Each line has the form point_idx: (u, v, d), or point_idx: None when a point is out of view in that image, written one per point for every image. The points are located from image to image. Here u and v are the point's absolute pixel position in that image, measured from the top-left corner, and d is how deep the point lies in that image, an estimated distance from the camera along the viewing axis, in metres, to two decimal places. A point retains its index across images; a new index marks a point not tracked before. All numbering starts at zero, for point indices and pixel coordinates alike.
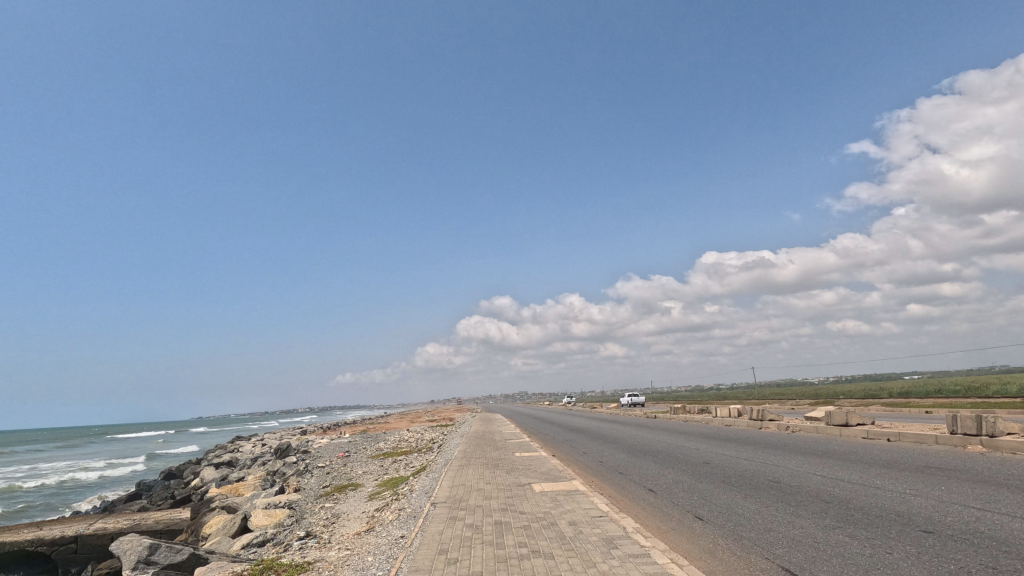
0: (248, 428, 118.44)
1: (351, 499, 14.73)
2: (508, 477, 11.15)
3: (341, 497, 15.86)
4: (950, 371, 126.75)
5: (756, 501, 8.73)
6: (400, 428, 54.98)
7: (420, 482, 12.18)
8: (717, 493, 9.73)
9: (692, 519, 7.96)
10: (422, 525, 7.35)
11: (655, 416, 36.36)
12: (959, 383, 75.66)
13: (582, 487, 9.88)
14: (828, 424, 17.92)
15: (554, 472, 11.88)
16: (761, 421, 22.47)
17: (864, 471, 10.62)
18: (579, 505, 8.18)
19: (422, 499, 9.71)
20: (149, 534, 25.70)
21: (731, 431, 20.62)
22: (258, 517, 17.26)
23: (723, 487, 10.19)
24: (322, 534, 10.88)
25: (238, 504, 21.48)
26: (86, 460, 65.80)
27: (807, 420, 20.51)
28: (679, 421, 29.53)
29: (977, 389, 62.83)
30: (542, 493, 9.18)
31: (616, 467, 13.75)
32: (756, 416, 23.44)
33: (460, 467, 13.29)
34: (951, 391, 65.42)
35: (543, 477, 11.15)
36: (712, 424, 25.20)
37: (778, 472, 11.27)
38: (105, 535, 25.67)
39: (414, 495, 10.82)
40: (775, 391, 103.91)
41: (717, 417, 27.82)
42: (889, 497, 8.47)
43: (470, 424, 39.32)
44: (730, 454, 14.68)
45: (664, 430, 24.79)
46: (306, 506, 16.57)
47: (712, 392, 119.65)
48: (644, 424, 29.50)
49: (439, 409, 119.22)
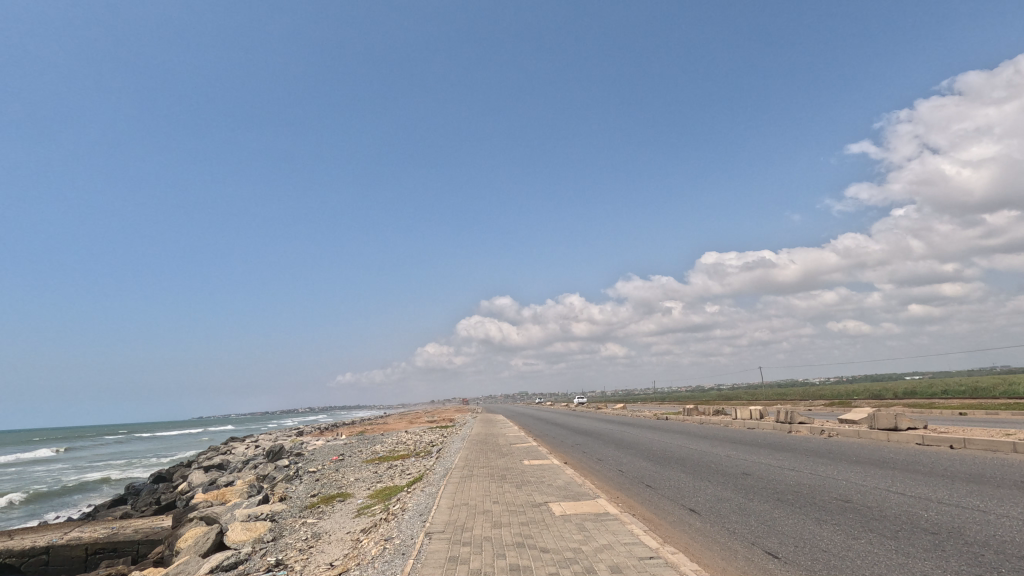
0: (245, 429, 117.10)
1: (336, 515, 12.94)
2: (520, 494, 9.23)
3: (326, 511, 14.01)
4: (956, 372, 124.71)
5: (837, 531, 6.88)
6: (398, 430, 52.92)
7: (415, 499, 10.28)
8: (780, 517, 7.91)
9: (766, 559, 6.11)
10: (411, 574, 5.42)
11: (667, 418, 34.37)
12: (966, 384, 73.69)
13: (612, 509, 8.04)
14: (871, 427, 16.05)
15: (573, 487, 10.02)
16: (790, 424, 20.57)
17: (949, 489, 8.76)
18: (618, 539, 6.32)
19: (414, 527, 7.78)
20: (128, 545, 24.01)
21: (759, 436, 18.73)
22: (236, 532, 15.47)
23: (786, 509, 8.35)
24: (295, 565, 9.10)
25: (217, 515, 19.64)
26: (79, 461, 64.34)
27: (843, 422, 18.62)
28: (694, 423, 27.68)
29: (983, 389, 61.12)
30: (564, 519, 7.35)
31: (640, 480, 11.93)
32: (783, 417, 21.66)
33: (461, 479, 11.46)
34: (961, 392, 63.89)
35: (562, 494, 9.27)
36: (733, 427, 23.37)
37: (841, 489, 9.44)
38: (78, 546, 23.98)
39: (406, 517, 8.93)
40: (779, 392, 102.63)
41: (738, 419, 25.90)
42: (1008, 524, 6.67)
43: (471, 426, 37.61)
44: (769, 463, 12.86)
45: (682, 433, 22.99)
46: (288, 520, 14.72)
47: (712, 393, 117.97)
48: (657, 427, 27.73)
49: (440, 408, 117.67)
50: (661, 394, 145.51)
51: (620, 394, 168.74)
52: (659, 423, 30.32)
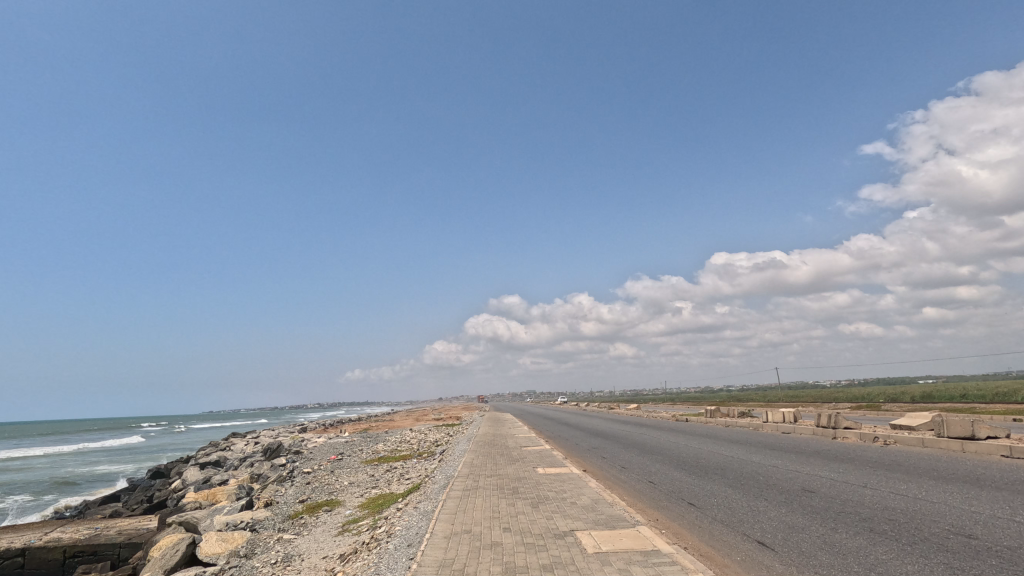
0: (250, 425, 115.47)
1: (317, 532, 11.08)
2: (538, 519, 7.27)
3: (308, 525, 12.13)
4: (975, 378, 120.91)
5: None
6: (402, 428, 50.93)
7: (403, 520, 8.32)
8: (891, 561, 5.82)
9: None
10: None
11: (687, 419, 32.10)
12: (984, 388, 70.66)
13: (662, 546, 6.03)
14: (939, 436, 13.88)
15: (603, 509, 8.02)
16: (835, 429, 18.36)
17: None
18: None
19: (396, 568, 5.80)
20: (108, 549, 22.25)
21: (803, 443, 16.59)
22: (209, 543, 13.63)
23: (893, 547, 6.28)
24: None
25: (196, 520, 17.90)
26: (83, 454, 63.63)
27: (899, 429, 16.40)
28: (719, 426, 25.57)
29: (1006, 393, 58.32)
30: (600, 562, 5.41)
31: (679, 496, 9.96)
32: (825, 422, 19.39)
33: (462, 492, 9.52)
34: (982, 396, 60.62)
35: (591, 519, 7.28)
36: (768, 431, 21.16)
37: (951, 518, 7.34)
38: (57, 548, 22.41)
39: (389, 548, 6.96)
40: (792, 393, 99.68)
41: (769, 421, 23.64)
42: None
43: (478, 425, 35.74)
44: (831, 479, 10.79)
45: (710, 437, 20.83)
46: (266, 533, 12.87)
47: (722, 395, 115.26)
48: (677, 429, 25.67)
49: (450, 405, 115.99)
50: (672, 394, 142.85)
51: (627, 395, 167.21)
52: (679, 425, 28.24)
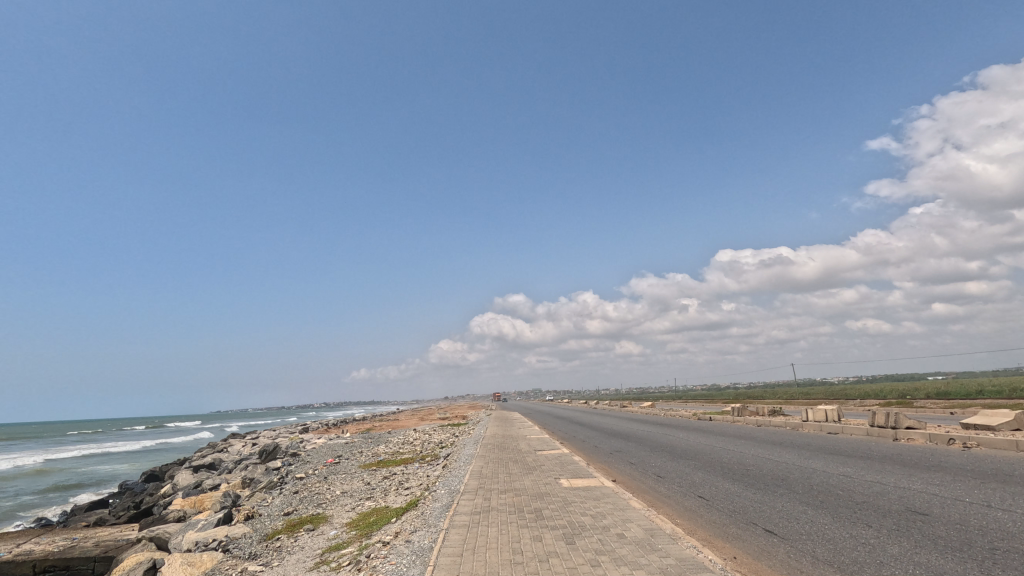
0: (252, 427, 112.98)
1: (289, 563, 8.90)
2: (580, 568, 5.04)
3: (280, 553, 9.93)
4: (988, 373, 117.75)
5: None
6: (406, 428, 49.13)
7: (390, 564, 6.11)
8: None
9: None
10: None
11: (710, 419, 29.61)
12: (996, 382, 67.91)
13: None
14: None
15: (664, 546, 5.84)
16: (895, 429, 15.99)
17: None
18: None
19: None
20: (80, 563, 20.10)
21: (863, 446, 14.29)
22: (169, 566, 11.37)
23: None
24: None
25: (169, 537, 15.75)
26: (78, 457, 61.33)
27: (980, 428, 14.00)
28: (751, 426, 23.14)
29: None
30: None
31: (746, 519, 7.77)
32: (879, 421, 17.00)
33: (468, 517, 7.26)
34: (996, 392, 58.06)
35: (657, 568, 5.07)
36: (813, 432, 18.78)
37: None
38: (26, 563, 20.33)
39: None
40: (803, 391, 96.19)
41: (810, 419, 21.19)
42: None
43: (483, 427, 33.50)
44: (937, 495, 8.48)
45: (746, 439, 18.47)
46: (235, 559, 10.68)
47: (729, 394, 112.29)
48: (702, 429, 23.37)
49: (455, 406, 113.66)
50: (679, 392, 140.04)
51: (632, 393, 165.14)
52: (701, 425, 25.90)
